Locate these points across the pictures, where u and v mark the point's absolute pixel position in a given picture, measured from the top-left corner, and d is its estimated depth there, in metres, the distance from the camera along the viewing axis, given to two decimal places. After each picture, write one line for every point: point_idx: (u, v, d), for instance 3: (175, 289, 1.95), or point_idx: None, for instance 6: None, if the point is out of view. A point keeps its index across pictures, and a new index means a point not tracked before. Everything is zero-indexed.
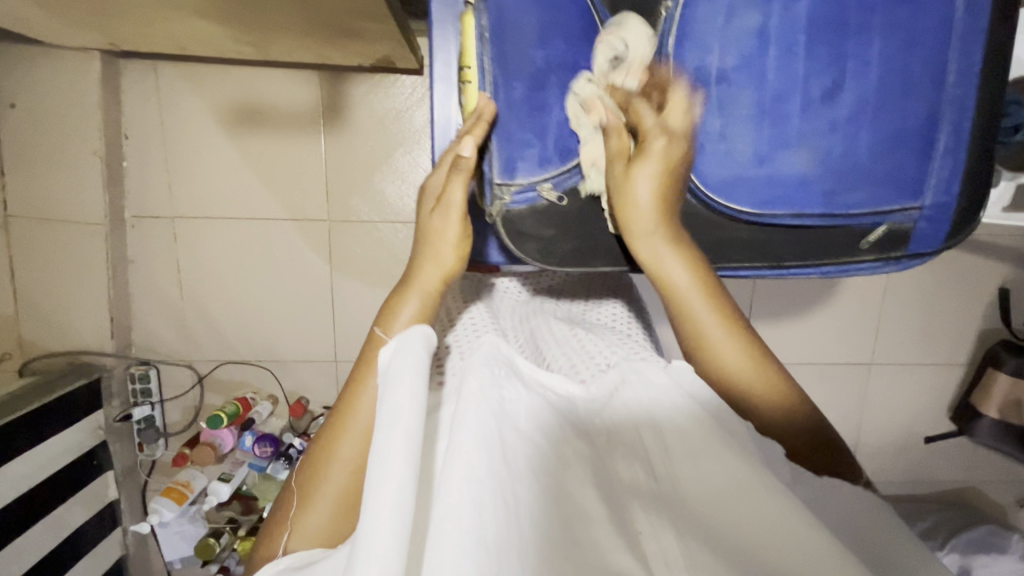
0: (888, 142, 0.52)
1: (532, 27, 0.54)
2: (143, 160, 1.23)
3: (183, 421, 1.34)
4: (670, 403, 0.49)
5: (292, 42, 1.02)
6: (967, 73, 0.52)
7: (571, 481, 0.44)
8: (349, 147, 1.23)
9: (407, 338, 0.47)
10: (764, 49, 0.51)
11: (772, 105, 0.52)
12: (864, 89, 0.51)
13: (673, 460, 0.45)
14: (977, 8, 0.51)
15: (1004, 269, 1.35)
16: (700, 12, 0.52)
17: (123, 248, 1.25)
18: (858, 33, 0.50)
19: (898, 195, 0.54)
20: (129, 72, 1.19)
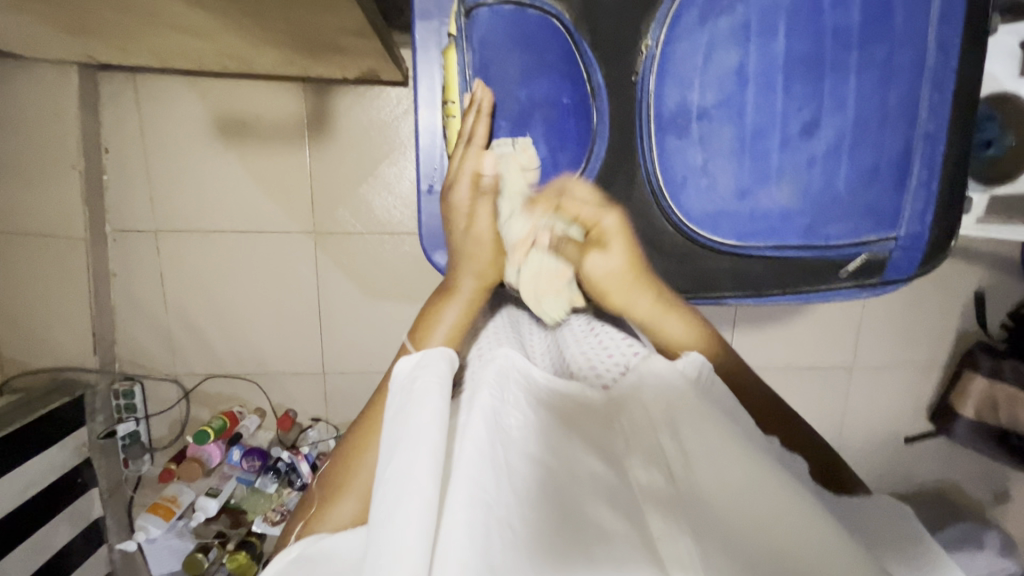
0: (865, 176, 0.53)
1: (515, 69, 0.60)
2: (125, 174, 1.21)
3: (169, 436, 1.33)
4: (685, 405, 0.46)
5: (277, 56, 1.02)
6: (940, 109, 0.52)
7: (585, 490, 0.42)
8: (335, 159, 1.23)
9: (431, 356, 0.50)
10: (743, 87, 0.53)
11: (752, 141, 0.54)
12: (841, 124, 0.52)
13: (689, 464, 0.42)
14: (951, 45, 0.50)
15: (981, 273, 1.38)
16: (680, 50, 0.55)
17: (106, 262, 1.24)
18: (834, 70, 0.51)
19: (875, 226, 0.55)
20: (109, 84, 1.17)
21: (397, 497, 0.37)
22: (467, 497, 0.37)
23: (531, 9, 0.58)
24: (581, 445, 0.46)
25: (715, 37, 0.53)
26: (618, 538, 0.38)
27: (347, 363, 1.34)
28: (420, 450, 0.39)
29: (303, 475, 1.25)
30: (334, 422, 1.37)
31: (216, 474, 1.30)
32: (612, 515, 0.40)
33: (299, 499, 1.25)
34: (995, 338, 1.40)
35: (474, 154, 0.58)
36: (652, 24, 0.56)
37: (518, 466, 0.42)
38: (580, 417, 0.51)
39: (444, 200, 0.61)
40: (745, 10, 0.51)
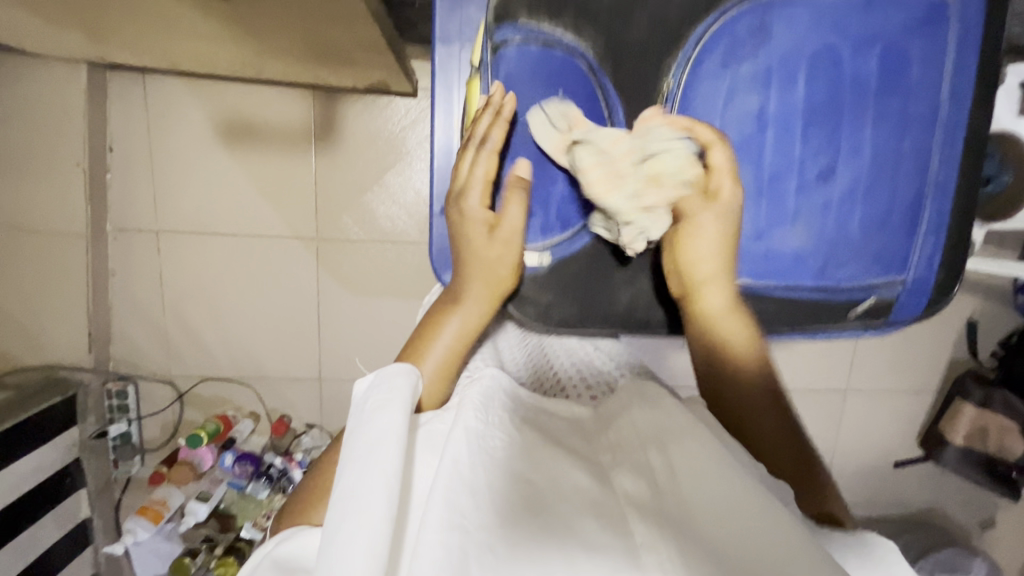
0: (877, 219, 0.57)
1: (542, 104, 0.57)
2: (128, 172, 1.21)
3: (162, 438, 1.32)
4: (675, 427, 0.48)
5: (291, 65, 1.02)
6: (950, 159, 0.56)
7: (568, 505, 0.41)
8: (341, 166, 1.23)
9: (390, 374, 0.48)
10: (763, 130, 0.56)
11: (769, 184, 0.57)
12: (856, 170, 0.56)
13: (669, 479, 0.43)
14: (961, 98, 0.55)
15: (973, 303, 1.41)
16: (702, 92, 0.57)
17: (105, 261, 1.23)
18: (851, 119, 0.56)
19: (885, 269, 0.58)
20: (117, 83, 1.17)
21: (349, 511, 0.36)
22: (439, 521, 0.36)
23: (557, 48, 0.57)
24: (564, 460, 0.47)
25: (735, 82, 0.56)
26: (589, 541, 0.38)
27: (344, 370, 1.33)
28: (371, 463, 0.38)
29: (295, 482, 1.25)
30: (329, 429, 1.36)
31: (206, 478, 1.27)
32: (598, 529, 0.39)
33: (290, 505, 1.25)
34: (984, 366, 1.42)
35: (484, 158, 0.56)
36: (674, 63, 0.57)
37: (502, 487, 0.41)
38: (568, 434, 0.53)
39: (452, 208, 0.59)
40: (768, 59, 0.55)
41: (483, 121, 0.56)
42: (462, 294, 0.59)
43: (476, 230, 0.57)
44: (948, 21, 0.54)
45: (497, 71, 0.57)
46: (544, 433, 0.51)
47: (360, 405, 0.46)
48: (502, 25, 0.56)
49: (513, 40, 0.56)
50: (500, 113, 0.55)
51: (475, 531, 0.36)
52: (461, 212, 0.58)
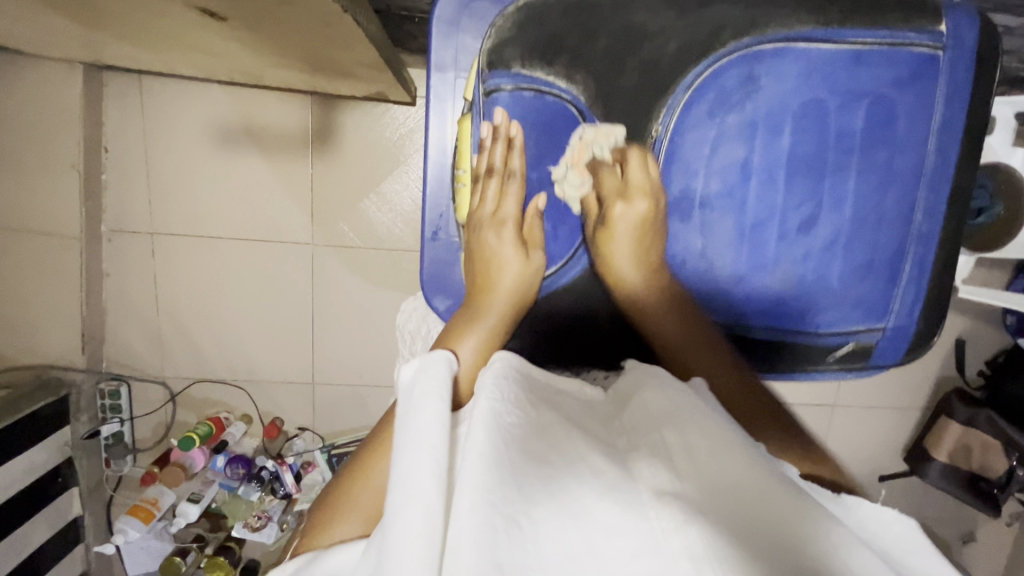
0: (858, 270, 0.61)
1: (529, 149, 0.61)
2: (123, 174, 1.21)
3: (153, 438, 1.33)
4: (691, 407, 0.44)
5: (289, 76, 1.01)
6: (933, 212, 0.61)
7: (589, 491, 0.37)
8: (338, 172, 1.23)
9: (430, 360, 0.47)
10: (746, 180, 0.59)
11: (752, 231, 0.60)
12: (838, 223, 0.60)
13: (690, 458, 0.39)
14: (947, 155, 0.60)
15: (962, 323, 1.42)
16: (688, 141, 0.59)
17: (99, 261, 1.23)
18: (835, 172, 0.59)
19: (865, 317, 0.62)
20: (113, 84, 1.16)
21: (401, 500, 0.35)
22: (469, 504, 0.33)
23: (548, 94, 0.59)
24: (583, 441, 0.42)
25: (722, 131, 0.59)
26: (625, 531, 0.35)
27: (337, 375, 1.33)
28: (421, 449, 0.38)
29: (285, 485, 1.26)
30: (321, 432, 1.37)
31: (198, 479, 1.29)
32: (624, 517, 0.36)
33: (281, 508, 1.27)
34: (971, 386, 1.43)
35: (512, 189, 0.62)
36: (663, 108, 0.59)
37: (526, 467, 0.37)
38: (585, 415, 0.48)
39: (473, 236, 0.62)
40: (755, 111, 0.58)
41: (499, 151, 0.60)
42: (483, 311, 0.58)
43: (512, 253, 0.61)
44: (933, 79, 0.58)
45: (489, 114, 0.59)
46: (563, 412, 0.46)
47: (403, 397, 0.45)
48: (494, 71, 0.58)
49: (504, 85, 0.58)
50: (510, 142, 0.60)
51: (502, 512, 0.33)
52: (499, 238, 0.61)
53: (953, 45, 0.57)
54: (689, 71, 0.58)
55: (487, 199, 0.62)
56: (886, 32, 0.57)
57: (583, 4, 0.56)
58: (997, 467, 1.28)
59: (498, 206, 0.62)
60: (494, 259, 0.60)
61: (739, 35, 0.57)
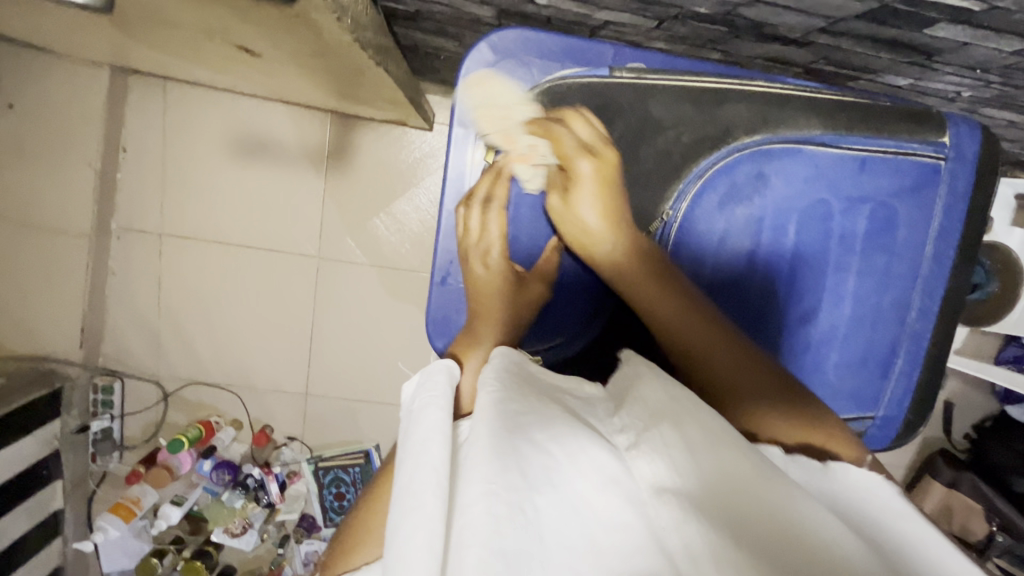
0: (853, 364, 0.64)
1: (546, 222, 0.65)
2: (138, 175, 1.22)
3: (142, 436, 1.33)
4: (692, 408, 0.44)
5: (311, 97, 1.03)
6: (927, 311, 0.64)
7: (589, 484, 0.37)
8: (350, 188, 1.24)
9: (430, 372, 0.47)
10: (751, 270, 0.62)
11: (755, 321, 0.63)
12: (835, 318, 0.63)
13: (690, 454, 0.39)
14: (943, 258, 0.63)
15: (950, 386, 1.45)
16: (697, 230, 0.62)
17: (106, 258, 1.25)
18: (836, 271, 0.63)
19: (858, 408, 0.65)
20: (138, 88, 1.19)
21: (402, 510, 0.35)
22: (474, 496, 0.33)
23: None
24: (582, 432, 0.41)
25: (731, 222, 0.62)
26: (627, 525, 0.35)
27: (330, 388, 1.34)
28: (424, 466, 0.37)
29: (269, 494, 1.28)
30: (309, 443, 1.37)
31: (183, 482, 1.28)
32: (621, 507, 0.36)
33: (263, 515, 1.28)
34: (957, 448, 1.45)
35: (495, 216, 0.62)
36: (676, 194, 0.62)
37: (529, 456, 0.36)
38: (584, 410, 0.47)
39: (467, 267, 0.62)
40: (763, 207, 0.62)
41: (485, 184, 0.62)
42: (479, 336, 0.56)
43: (506, 274, 0.61)
44: (934, 188, 0.62)
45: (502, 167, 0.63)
46: (569, 407, 0.46)
47: (406, 408, 0.46)
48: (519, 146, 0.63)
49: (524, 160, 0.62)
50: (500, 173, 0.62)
51: (506, 504, 0.33)
52: (486, 266, 0.61)
53: (955, 157, 0.61)
54: (703, 160, 0.62)
55: (474, 229, 0.62)
56: (892, 142, 0.61)
57: (607, 97, 0.61)
58: (977, 531, 1.28)
59: (485, 233, 0.62)
60: (486, 285, 0.60)
61: (752, 133, 0.61)
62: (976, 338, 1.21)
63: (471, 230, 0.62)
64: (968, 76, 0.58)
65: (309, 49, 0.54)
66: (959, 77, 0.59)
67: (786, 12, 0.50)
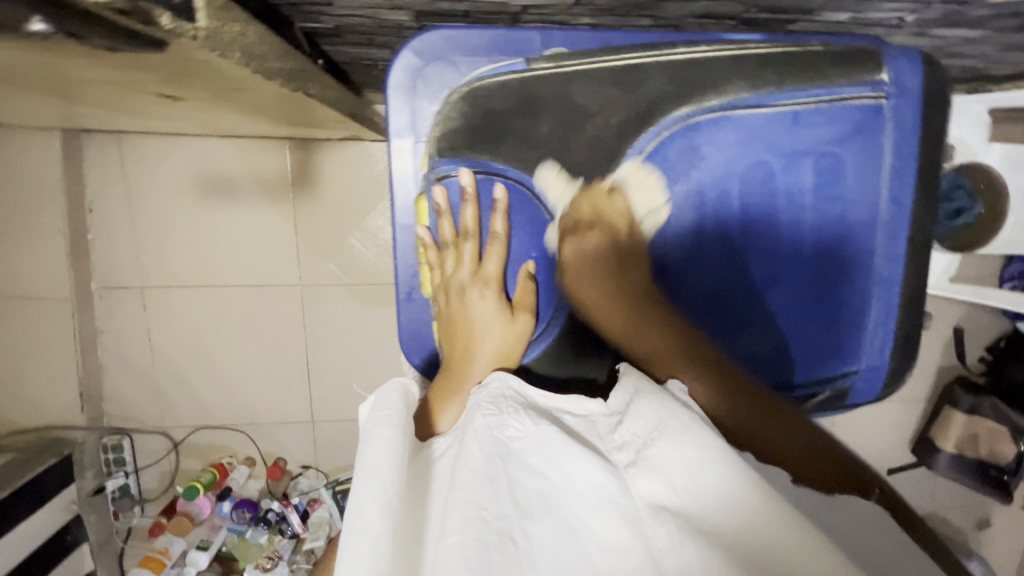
0: (822, 317, 0.66)
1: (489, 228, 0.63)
2: (110, 233, 1.22)
3: (160, 487, 1.35)
4: (676, 417, 0.42)
5: (261, 128, 1.01)
6: (893, 255, 0.65)
7: (581, 502, 0.40)
8: (320, 211, 1.24)
9: (384, 392, 0.48)
10: (703, 244, 0.65)
11: (716, 290, 0.66)
12: (795, 275, 0.65)
13: (684, 471, 0.38)
14: (902, 199, 0.64)
15: (959, 312, 1.42)
16: (642, 211, 0.65)
17: (93, 321, 1.25)
18: (788, 230, 0.64)
19: (838, 360, 0.67)
20: (93, 146, 1.17)
21: (354, 530, 0.38)
22: (461, 519, 0.37)
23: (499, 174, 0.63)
24: (579, 453, 0.42)
25: (675, 199, 0.64)
26: (622, 547, 0.37)
27: (336, 412, 1.34)
28: (373, 487, 0.39)
29: (292, 525, 1.27)
30: (324, 469, 1.37)
31: (207, 526, 1.29)
32: (615, 525, 0.38)
33: (292, 546, 1.26)
34: (974, 373, 1.43)
35: (471, 248, 0.63)
36: (617, 178, 0.65)
37: (519, 480, 0.40)
38: (585, 420, 0.47)
39: (444, 304, 0.62)
40: (701, 178, 0.64)
41: (449, 223, 0.63)
42: (465, 369, 0.55)
43: (494, 319, 0.60)
44: (878, 129, 0.62)
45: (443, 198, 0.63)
46: (565, 422, 0.47)
47: (361, 425, 0.48)
48: (444, 157, 0.62)
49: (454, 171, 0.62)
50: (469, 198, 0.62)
51: (496, 529, 0.37)
52: (473, 298, 0.61)
53: (895, 94, 0.61)
54: (640, 141, 0.63)
55: (454, 262, 0.63)
56: (822, 91, 0.61)
57: (525, 91, 0.60)
58: (1005, 453, 1.27)
59: (461, 265, 0.62)
60: (465, 313, 0.60)
61: (679, 105, 0.62)
62: (977, 262, 1.18)
63: (445, 269, 0.63)
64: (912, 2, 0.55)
65: (229, 87, 0.53)
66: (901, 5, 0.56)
67: None
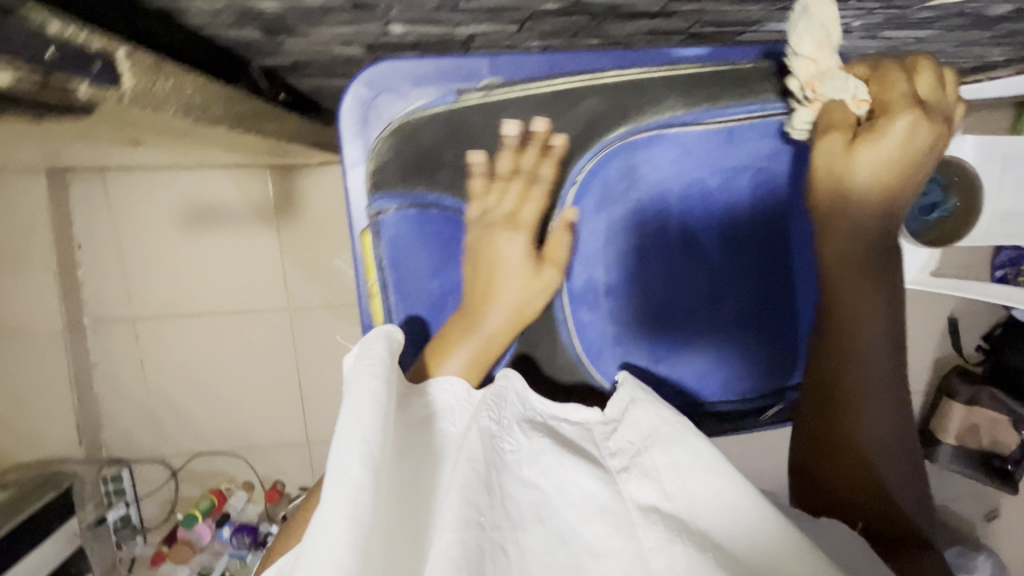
0: (768, 330, 0.67)
1: (427, 262, 0.63)
2: (99, 267, 1.24)
3: (161, 515, 1.36)
4: (672, 426, 0.47)
5: (239, 158, 1.03)
6: None
7: (576, 510, 0.42)
8: (305, 234, 1.25)
9: (368, 340, 0.46)
10: (643, 266, 0.64)
11: (660, 311, 0.65)
12: (739, 292, 0.65)
13: (679, 477, 0.43)
14: None
15: (951, 302, 1.40)
16: (585, 235, 0.63)
17: (86, 354, 1.27)
18: (729, 247, 0.65)
19: (787, 370, 0.68)
20: (78, 183, 1.19)
21: (331, 485, 0.35)
22: (459, 517, 0.37)
23: (436, 206, 0.62)
24: (575, 463, 0.45)
25: (615, 222, 0.63)
26: (616, 555, 0.40)
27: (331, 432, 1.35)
28: (352, 435, 0.37)
29: None
30: None
31: (208, 551, 1.29)
32: (606, 531, 0.41)
33: None
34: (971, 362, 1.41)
35: (521, 191, 0.61)
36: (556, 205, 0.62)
37: (514, 490, 0.42)
38: (582, 435, 0.51)
39: (471, 240, 0.61)
40: (641, 197, 0.62)
41: (505, 157, 0.62)
42: (477, 319, 0.55)
43: (519, 263, 0.58)
44: None
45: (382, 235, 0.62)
46: (561, 433, 0.50)
47: (342, 377, 0.45)
48: (380, 193, 0.61)
49: (389, 207, 0.61)
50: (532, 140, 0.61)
51: (490, 534, 0.37)
52: (503, 242, 0.59)
53: None
54: (572, 168, 0.62)
55: (493, 200, 0.61)
56: (757, 106, 0.61)
57: (458, 119, 0.61)
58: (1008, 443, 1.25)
59: (502, 205, 0.61)
60: (496, 254, 0.58)
61: (615, 126, 0.61)
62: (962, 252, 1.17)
63: (482, 208, 0.61)
64: (852, 8, 0.55)
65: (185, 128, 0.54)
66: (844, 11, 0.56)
67: None
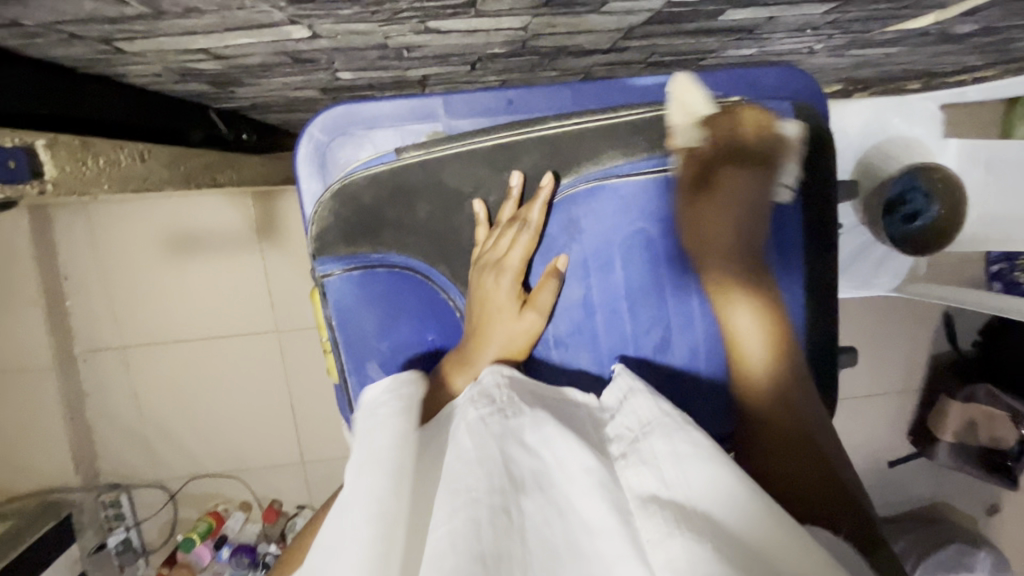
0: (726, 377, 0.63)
1: (372, 322, 0.64)
2: (86, 298, 1.25)
3: (161, 538, 1.37)
4: (670, 416, 0.44)
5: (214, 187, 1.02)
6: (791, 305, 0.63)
7: (575, 486, 0.39)
8: (288, 257, 1.25)
9: (399, 381, 0.50)
10: (591, 316, 0.63)
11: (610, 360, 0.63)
12: (690, 338, 0.63)
13: (677, 460, 0.39)
14: (789, 249, 0.63)
15: None
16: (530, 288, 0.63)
17: (78, 384, 1.28)
18: (676, 294, 0.63)
19: None
20: (60, 217, 1.20)
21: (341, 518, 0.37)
22: (455, 503, 0.36)
23: (379, 266, 0.62)
24: (574, 443, 0.42)
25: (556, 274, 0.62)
26: (612, 531, 0.36)
27: (324, 450, 1.36)
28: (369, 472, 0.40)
29: None
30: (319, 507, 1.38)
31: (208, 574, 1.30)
32: (606, 507, 0.38)
33: None
34: None
35: (522, 239, 0.60)
36: None
37: (516, 456, 0.40)
38: (584, 421, 0.48)
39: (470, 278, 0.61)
40: (582, 251, 0.62)
41: (509, 207, 0.61)
42: (470, 357, 0.56)
43: (507, 304, 0.59)
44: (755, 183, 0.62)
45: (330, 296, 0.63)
46: (562, 416, 0.47)
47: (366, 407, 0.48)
48: (324, 256, 0.62)
49: (334, 271, 0.62)
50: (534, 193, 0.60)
51: (488, 506, 0.35)
52: (496, 283, 0.59)
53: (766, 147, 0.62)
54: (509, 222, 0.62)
55: (492, 242, 0.61)
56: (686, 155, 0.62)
57: (398, 180, 0.60)
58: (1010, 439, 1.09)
59: (504, 251, 0.60)
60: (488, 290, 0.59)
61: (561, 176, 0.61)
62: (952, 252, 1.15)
63: (482, 250, 0.61)
64: (807, 35, 0.54)
65: None
66: (800, 38, 0.55)
67: (578, 36, 0.48)
